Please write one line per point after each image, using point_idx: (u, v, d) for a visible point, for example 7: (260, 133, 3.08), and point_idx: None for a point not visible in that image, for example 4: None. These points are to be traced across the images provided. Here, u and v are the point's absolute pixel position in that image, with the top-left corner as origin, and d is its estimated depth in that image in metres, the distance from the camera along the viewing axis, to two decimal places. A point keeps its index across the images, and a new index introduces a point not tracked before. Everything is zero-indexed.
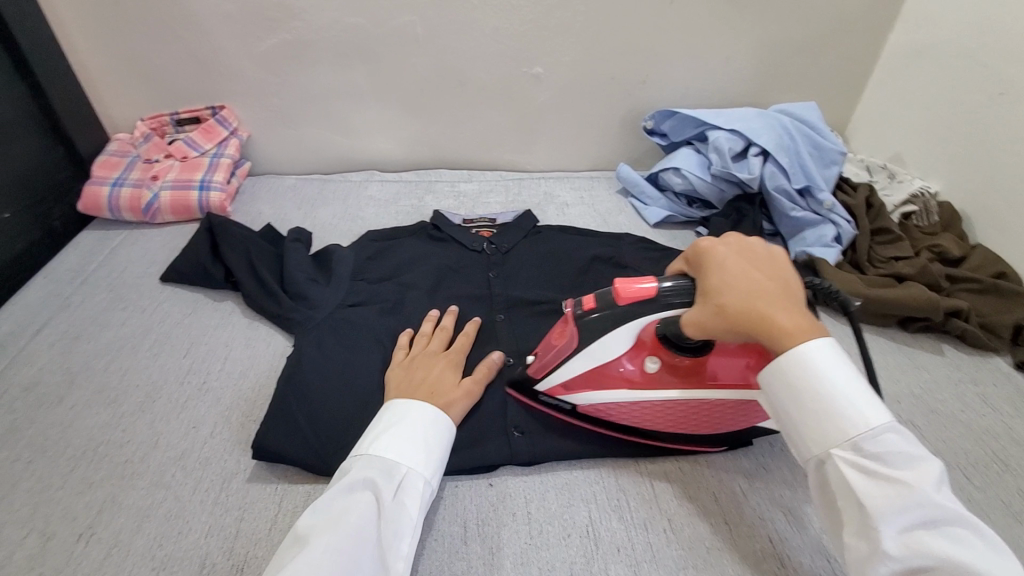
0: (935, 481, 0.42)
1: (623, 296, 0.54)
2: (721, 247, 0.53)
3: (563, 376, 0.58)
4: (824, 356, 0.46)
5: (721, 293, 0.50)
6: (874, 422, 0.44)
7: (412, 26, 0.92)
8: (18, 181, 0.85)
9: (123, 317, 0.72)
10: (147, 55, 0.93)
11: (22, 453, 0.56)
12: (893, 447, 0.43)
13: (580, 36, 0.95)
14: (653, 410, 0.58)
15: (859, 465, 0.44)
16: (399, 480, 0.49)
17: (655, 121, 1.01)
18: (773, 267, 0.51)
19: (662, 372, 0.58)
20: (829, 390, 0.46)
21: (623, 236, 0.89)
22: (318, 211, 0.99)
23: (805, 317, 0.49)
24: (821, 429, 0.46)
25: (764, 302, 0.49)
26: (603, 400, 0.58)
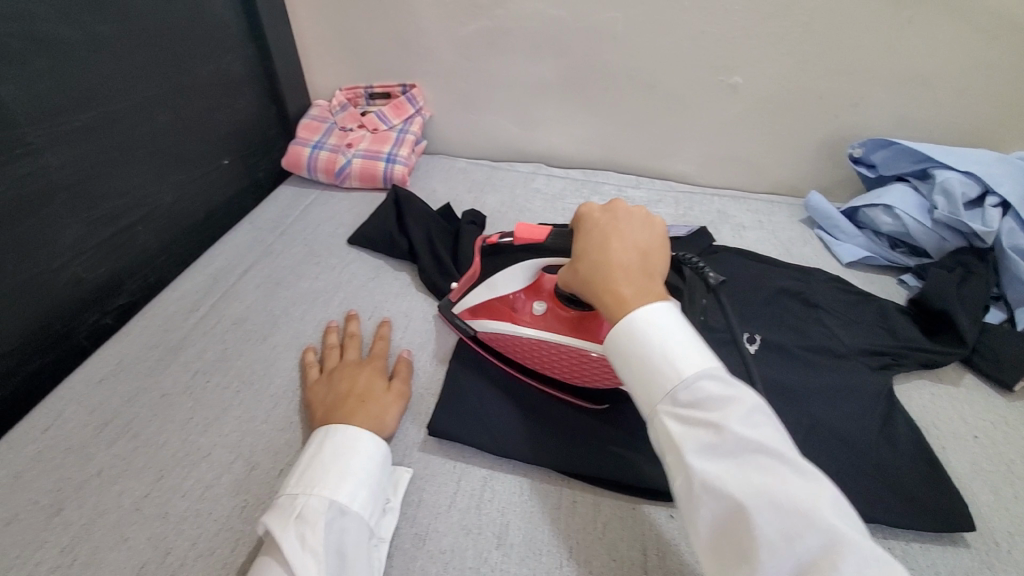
0: (746, 415, 0.37)
1: (520, 235, 0.56)
2: (598, 213, 0.51)
3: (468, 301, 0.62)
4: (648, 316, 0.42)
5: (578, 256, 0.48)
6: (687, 370, 0.39)
7: (614, 22, 0.88)
8: (238, 133, 0.92)
9: (316, 271, 0.77)
10: (356, 29, 0.98)
11: (231, 380, 0.60)
12: (707, 387, 0.38)
13: (796, 48, 0.85)
14: (532, 348, 0.57)
15: (676, 413, 0.38)
16: (295, 510, 0.43)
17: (864, 150, 0.91)
18: (636, 237, 0.47)
19: (547, 316, 0.58)
20: (653, 341, 0.41)
21: (812, 271, 0.81)
22: (486, 197, 1.00)
23: (645, 286, 0.44)
24: (645, 385, 0.41)
25: (614, 268, 0.45)
26: (490, 329, 0.60)
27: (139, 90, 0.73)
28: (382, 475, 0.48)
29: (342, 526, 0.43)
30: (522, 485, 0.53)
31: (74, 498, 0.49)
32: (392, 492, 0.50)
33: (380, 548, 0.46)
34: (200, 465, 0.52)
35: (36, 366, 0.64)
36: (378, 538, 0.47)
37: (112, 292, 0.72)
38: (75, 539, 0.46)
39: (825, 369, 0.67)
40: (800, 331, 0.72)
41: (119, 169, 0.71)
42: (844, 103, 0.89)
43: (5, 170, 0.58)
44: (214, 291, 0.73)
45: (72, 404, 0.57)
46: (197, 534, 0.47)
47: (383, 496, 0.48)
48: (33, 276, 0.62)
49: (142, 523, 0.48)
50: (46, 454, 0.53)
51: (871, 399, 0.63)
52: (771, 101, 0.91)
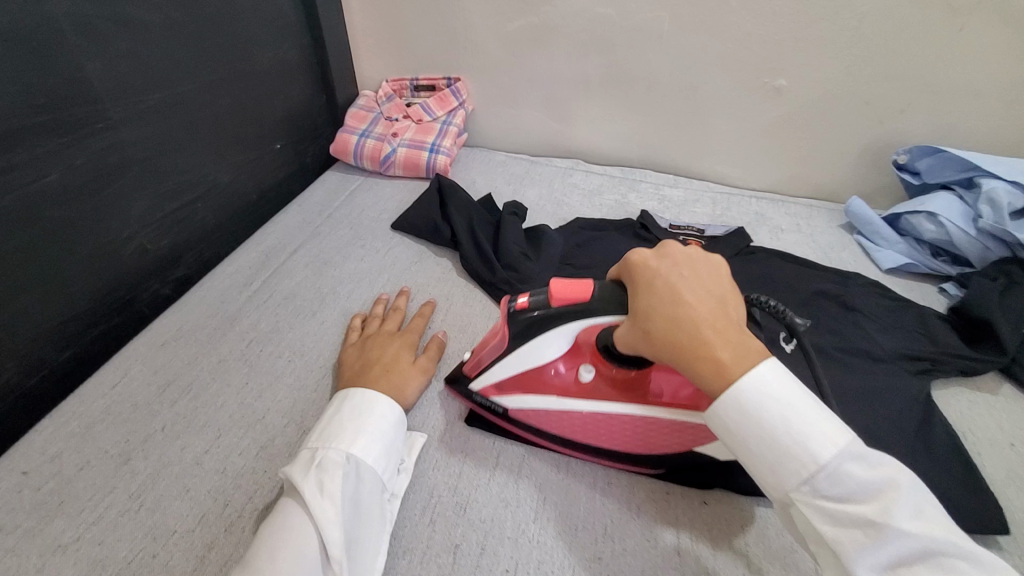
0: (905, 504, 0.35)
1: (557, 298, 0.48)
2: (654, 260, 0.46)
3: (494, 377, 0.54)
4: (760, 386, 0.39)
5: (648, 315, 0.43)
6: (828, 454, 0.37)
7: (660, 22, 0.89)
8: (290, 119, 0.95)
9: (362, 254, 0.80)
10: (405, 22, 1.01)
11: (283, 351, 0.63)
12: (851, 478, 0.36)
13: (845, 52, 0.85)
14: (590, 424, 0.52)
15: (822, 508, 0.37)
16: (313, 459, 0.46)
17: (910, 156, 0.89)
18: (707, 288, 0.43)
19: (597, 382, 0.53)
20: (782, 425, 0.38)
21: (851, 275, 0.81)
22: (525, 190, 1.02)
23: (739, 344, 0.40)
24: (776, 475, 0.39)
25: (699, 329, 0.41)
26: (536, 406, 0.53)
27: (204, 74, 0.77)
28: (396, 435, 0.51)
29: (358, 476, 0.46)
30: (559, 464, 0.54)
31: (139, 451, 0.52)
32: (406, 454, 0.53)
33: (393, 503, 0.49)
34: (255, 426, 0.55)
35: (103, 330, 0.68)
36: (392, 494, 0.50)
37: (172, 264, 0.76)
38: (141, 487, 0.50)
39: (862, 371, 0.67)
40: (838, 333, 0.72)
41: (184, 147, 0.75)
42: (891, 108, 0.88)
43: (86, 143, 0.62)
44: (266, 268, 0.76)
45: (137, 364, 0.61)
46: (253, 490, 0.50)
47: (398, 456, 0.51)
48: (106, 244, 0.66)
49: (203, 476, 0.51)
50: (112, 409, 0.56)
51: (908, 403, 0.63)
52: (815, 105, 0.91)
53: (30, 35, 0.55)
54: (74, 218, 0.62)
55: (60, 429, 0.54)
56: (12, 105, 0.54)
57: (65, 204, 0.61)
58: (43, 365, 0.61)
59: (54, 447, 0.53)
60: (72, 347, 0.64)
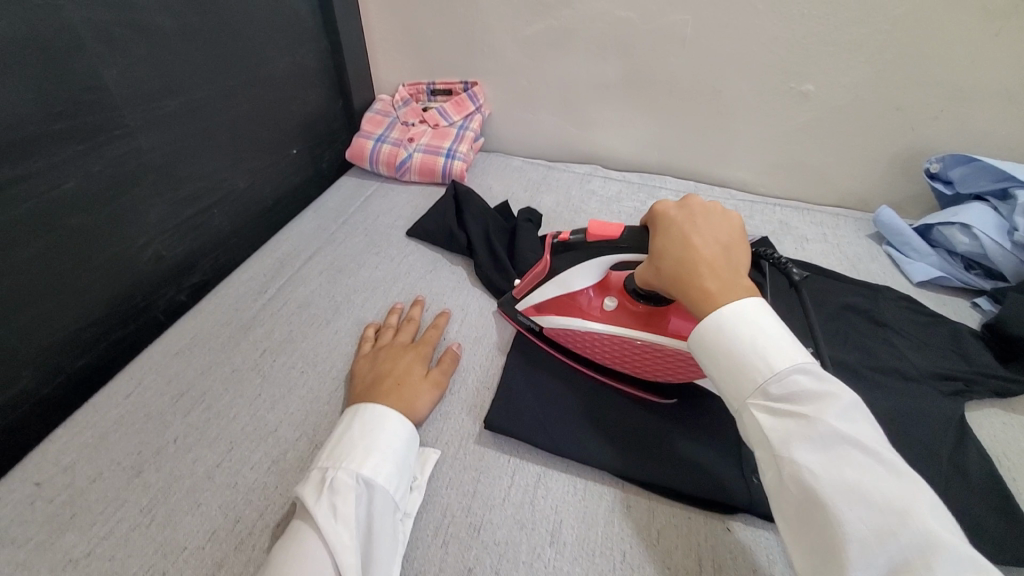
0: (842, 412, 0.39)
1: (593, 234, 0.54)
2: (675, 208, 0.51)
3: (534, 298, 0.62)
4: (735, 309, 0.43)
5: (659, 254, 0.49)
6: (781, 363, 0.41)
7: (683, 25, 0.87)
8: (307, 123, 0.95)
9: (376, 261, 0.79)
10: (423, 26, 1.00)
11: (296, 362, 0.63)
12: (799, 385, 0.40)
13: (876, 57, 0.82)
14: (605, 346, 0.58)
15: (767, 408, 0.41)
16: (324, 480, 0.46)
17: (942, 165, 0.86)
18: (715, 233, 0.48)
19: (619, 313, 0.58)
20: (743, 336, 0.43)
21: (881, 288, 0.78)
22: (542, 196, 1.00)
23: (731, 281, 0.45)
24: (734, 379, 0.43)
25: (698, 266, 0.46)
26: (560, 325, 0.60)
27: (222, 79, 0.76)
28: (407, 453, 0.50)
29: (369, 498, 0.46)
30: (576, 485, 0.53)
31: (152, 463, 0.52)
32: (420, 470, 0.52)
33: (406, 521, 0.48)
34: (268, 439, 0.54)
35: (119, 337, 0.68)
36: (405, 513, 0.49)
37: (188, 270, 0.76)
38: (153, 501, 0.49)
39: (893, 391, 0.64)
40: (866, 350, 0.69)
41: (201, 153, 0.75)
42: (925, 114, 0.85)
43: (103, 150, 0.62)
44: (280, 275, 0.76)
45: (151, 373, 0.61)
46: (264, 506, 0.49)
47: (410, 474, 0.50)
48: (122, 251, 0.66)
49: (214, 490, 0.50)
50: (126, 419, 0.56)
51: (943, 426, 0.60)
52: (843, 111, 0.88)
53: (47, 42, 0.54)
54: (91, 225, 0.62)
55: (73, 439, 0.54)
56: (29, 112, 0.54)
57: (82, 211, 0.61)
58: (60, 373, 0.62)
59: (67, 457, 0.52)
60: (87, 354, 0.64)
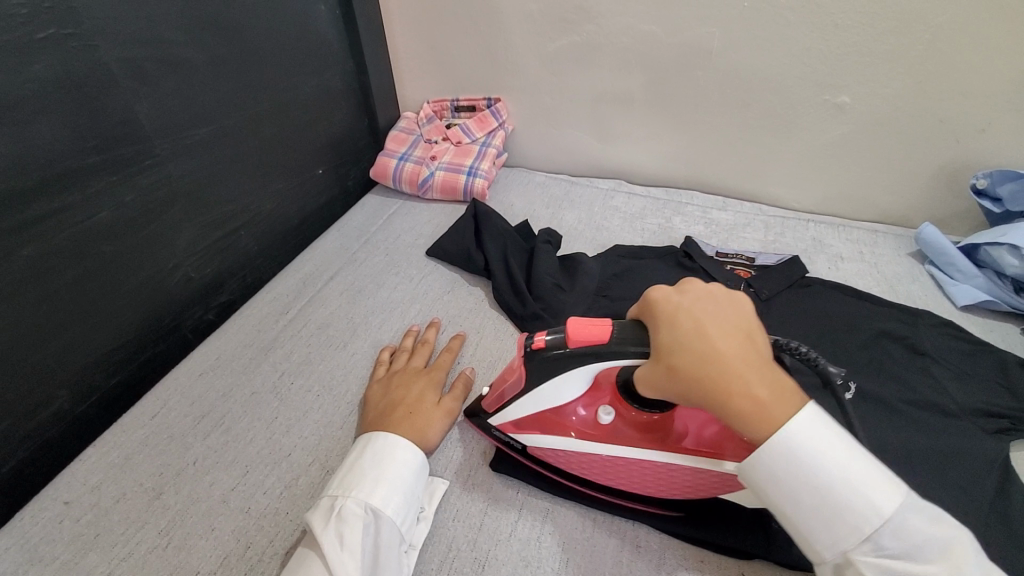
0: (969, 561, 0.35)
1: (574, 339, 0.46)
2: (675, 295, 0.44)
3: (511, 415, 0.52)
4: (810, 436, 0.38)
5: (672, 352, 0.41)
6: (891, 512, 0.36)
7: (709, 38, 0.84)
8: (332, 144, 0.97)
9: (396, 281, 0.80)
10: (447, 45, 1.01)
11: (312, 385, 0.64)
12: (917, 534, 0.36)
13: (917, 66, 0.77)
14: (607, 467, 0.50)
15: (884, 567, 0.36)
16: (333, 509, 0.47)
17: (991, 181, 0.81)
18: (731, 320, 0.42)
19: (618, 425, 0.50)
20: (842, 482, 0.37)
21: (921, 312, 0.74)
22: (564, 213, 0.99)
23: (774, 380, 0.40)
24: (834, 532, 0.37)
25: (731, 364, 0.39)
26: (552, 446, 0.51)
27: (250, 104, 0.79)
28: (417, 483, 0.50)
29: (376, 528, 0.46)
30: (585, 522, 0.52)
31: (172, 484, 0.54)
32: (426, 501, 0.52)
33: (410, 553, 0.48)
34: (281, 464, 0.55)
35: (149, 356, 0.71)
36: (409, 545, 0.49)
37: (215, 291, 0.78)
38: (170, 523, 0.51)
39: (928, 428, 0.60)
40: (903, 381, 0.65)
41: (228, 178, 0.77)
42: (971, 125, 0.80)
43: (136, 179, 0.65)
44: (302, 296, 0.77)
45: (175, 395, 0.63)
46: (274, 532, 0.50)
47: (417, 505, 0.50)
48: (153, 274, 0.69)
49: (227, 515, 0.51)
50: (151, 440, 0.58)
51: (982, 467, 0.56)
52: (881, 123, 0.84)
53: (81, 80, 0.57)
54: (124, 250, 0.65)
55: (102, 458, 0.57)
56: (66, 146, 0.57)
57: (115, 237, 0.64)
58: (92, 393, 0.65)
59: (96, 476, 0.55)
60: (120, 373, 0.67)
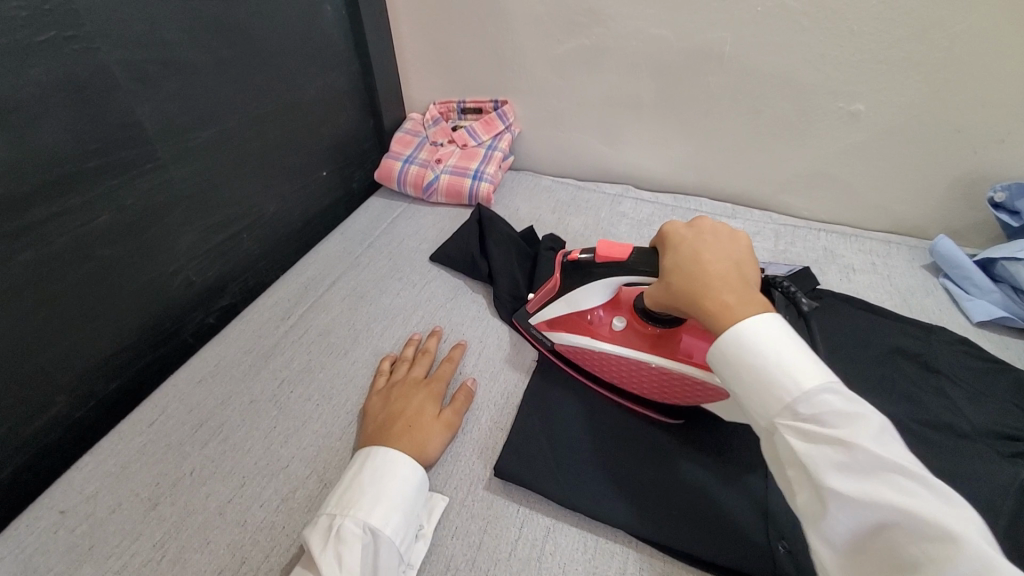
0: (877, 433, 0.36)
1: (600, 253, 0.56)
2: (684, 229, 0.52)
3: (546, 314, 0.64)
4: (756, 321, 0.42)
5: (671, 271, 0.49)
6: (808, 383, 0.38)
7: (721, 43, 0.83)
8: (337, 145, 0.96)
9: (399, 287, 0.79)
10: (454, 46, 0.99)
11: (312, 393, 0.63)
12: (830, 405, 0.37)
13: (935, 75, 0.75)
14: (610, 364, 0.59)
15: (798, 429, 0.38)
16: (331, 529, 0.46)
17: (1008, 194, 0.79)
18: (725, 251, 0.48)
19: (627, 332, 0.59)
20: (770, 356, 0.40)
21: (935, 328, 0.72)
22: (570, 218, 0.98)
23: (747, 295, 0.44)
24: (761, 399, 0.40)
25: (710, 278, 0.46)
26: (570, 343, 0.62)
27: (254, 105, 0.78)
28: (417, 500, 0.49)
29: (374, 549, 0.45)
30: (587, 542, 0.50)
31: (168, 496, 0.53)
32: (425, 518, 0.52)
33: (409, 573, 0.47)
34: (279, 476, 0.54)
35: (149, 360, 0.70)
36: (408, 564, 0.48)
37: (216, 294, 0.78)
38: (165, 536, 0.50)
39: (942, 451, 0.58)
40: (915, 400, 0.63)
41: (230, 180, 0.76)
42: (990, 136, 0.78)
43: (137, 183, 0.64)
44: (304, 301, 0.77)
45: (174, 402, 0.62)
46: (270, 547, 0.49)
47: (416, 523, 0.49)
48: (153, 278, 0.68)
49: (223, 528, 0.50)
50: (148, 449, 0.57)
51: (998, 494, 0.54)
52: (896, 132, 0.82)
53: (81, 83, 0.56)
54: (123, 254, 0.64)
55: (99, 467, 0.56)
56: (65, 150, 0.56)
57: (115, 241, 0.63)
58: (91, 397, 0.64)
59: (92, 485, 0.55)
60: (119, 377, 0.67)
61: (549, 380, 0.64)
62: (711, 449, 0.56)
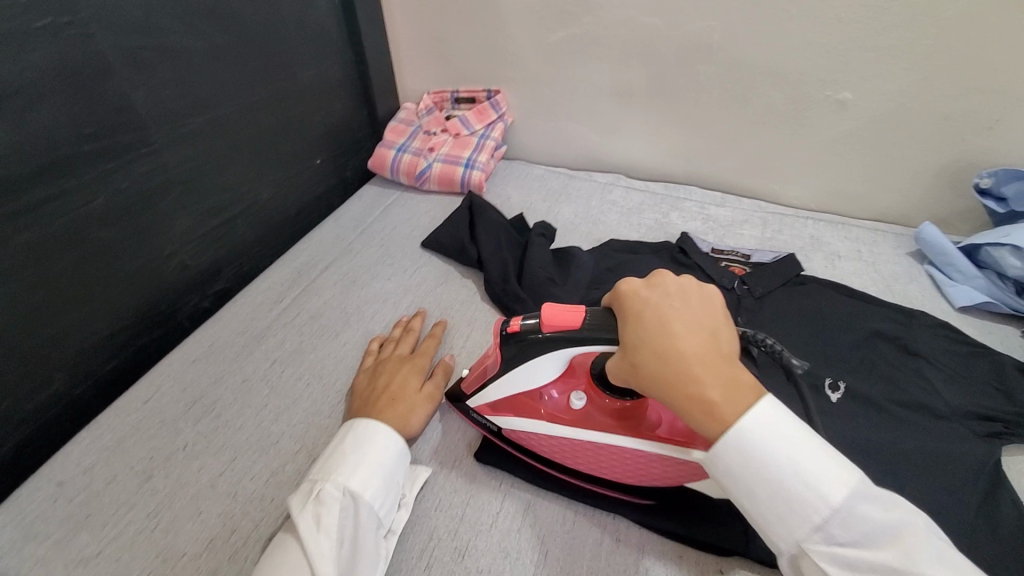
0: (922, 547, 0.35)
1: (547, 325, 0.47)
2: (644, 292, 0.45)
3: (488, 397, 0.54)
4: (755, 422, 0.38)
5: (636, 350, 0.42)
6: (838, 499, 0.36)
7: (709, 31, 0.83)
8: (331, 134, 0.97)
9: (389, 272, 0.81)
10: (447, 36, 1.00)
11: (303, 373, 0.64)
12: (865, 521, 0.36)
13: (920, 62, 0.76)
14: (579, 451, 0.51)
15: (837, 555, 0.36)
16: (313, 492, 0.47)
17: (994, 181, 0.80)
18: (696, 319, 0.42)
19: (589, 410, 0.52)
20: (792, 474, 0.38)
21: (917, 312, 0.73)
22: (561, 206, 0.99)
23: (733, 382, 0.40)
24: (786, 523, 0.38)
25: (688, 364, 0.40)
26: (526, 430, 0.53)
27: (247, 93, 0.79)
28: (397, 469, 0.51)
29: (354, 511, 0.47)
30: (566, 515, 0.52)
31: (162, 468, 0.55)
32: (408, 488, 0.53)
33: (389, 539, 0.49)
34: (270, 450, 0.56)
35: (144, 342, 0.72)
36: (389, 530, 0.49)
37: (211, 279, 0.79)
38: (159, 506, 0.52)
39: (917, 430, 0.60)
40: (893, 382, 0.65)
41: (224, 167, 0.78)
42: (975, 124, 0.78)
43: (130, 167, 0.65)
44: (297, 285, 0.78)
45: (168, 381, 0.64)
46: (260, 517, 0.51)
47: (398, 491, 0.50)
48: (148, 261, 0.70)
49: (214, 499, 0.52)
50: (143, 425, 0.59)
51: (971, 473, 0.56)
52: (883, 120, 0.83)
53: (78, 69, 0.58)
54: (119, 237, 0.66)
55: (95, 442, 0.58)
56: (63, 134, 0.58)
57: (110, 224, 0.64)
58: (89, 377, 0.66)
59: (89, 459, 0.56)
60: (115, 358, 0.68)
61: None
62: None
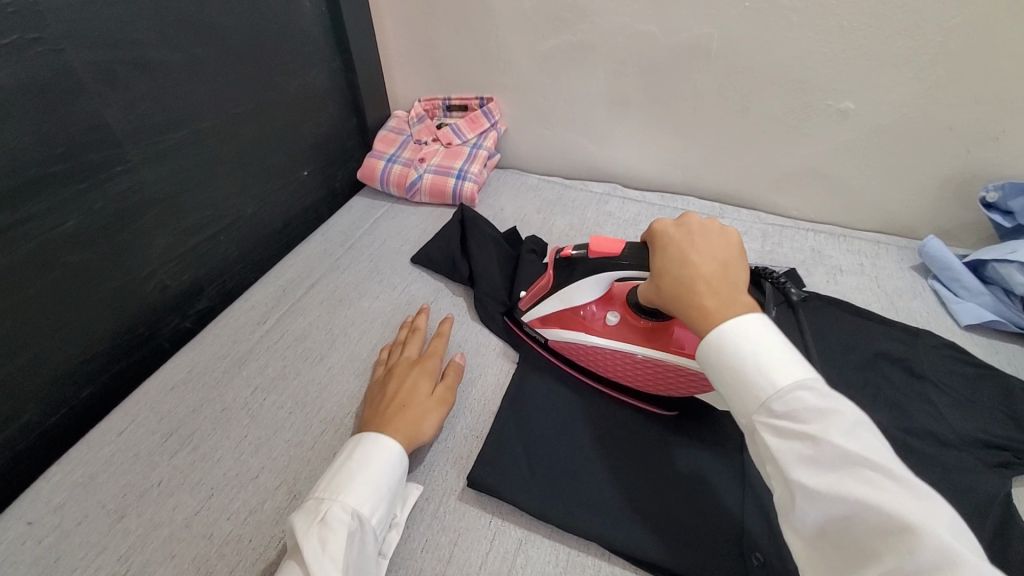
0: (848, 428, 0.35)
1: (593, 248, 0.57)
2: (671, 227, 0.51)
3: (540, 311, 0.65)
4: (738, 323, 0.41)
5: (659, 274, 0.49)
6: (784, 383, 0.38)
7: (708, 39, 0.81)
8: (319, 145, 0.95)
9: (378, 289, 0.78)
10: (438, 42, 0.97)
11: (286, 401, 0.62)
12: (804, 402, 0.37)
13: (926, 72, 0.74)
14: (607, 359, 0.60)
15: (772, 424, 0.38)
16: (322, 515, 0.44)
17: (1001, 194, 0.77)
18: (712, 250, 0.47)
19: (621, 327, 0.60)
20: (747, 356, 0.40)
21: (922, 332, 0.71)
22: (555, 218, 0.97)
23: (730, 299, 0.43)
24: (736, 397, 0.40)
25: (694, 282, 0.45)
26: (565, 339, 0.62)
27: (230, 104, 0.76)
28: (400, 490, 0.49)
29: (362, 537, 0.44)
30: (558, 554, 0.50)
31: (135, 507, 0.52)
32: (399, 507, 0.51)
33: (382, 562, 0.47)
34: (248, 486, 0.54)
35: (123, 366, 0.69)
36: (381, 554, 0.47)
37: (193, 297, 0.77)
38: (130, 549, 0.49)
39: (924, 459, 0.57)
40: (898, 407, 0.62)
41: (206, 181, 0.75)
42: (982, 136, 0.76)
43: (103, 187, 0.62)
44: (281, 304, 0.76)
45: (144, 410, 0.61)
46: (236, 560, 0.48)
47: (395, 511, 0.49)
48: (125, 283, 0.67)
49: (189, 540, 0.50)
50: (118, 459, 0.57)
51: (979, 507, 0.53)
52: (887, 130, 0.80)
53: (46, 85, 0.55)
54: (93, 260, 0.63)
55: (66, 477, 0.55)
56: (30, 155, 0.55)
57: (82, 247, 0.61)
58: (63, 404, 0.63)
59: (59, 495, 0.54)
60: (91, 384, 0.66)
61: (526, 386, 0.63)
62: (689, 446, 0.56)
